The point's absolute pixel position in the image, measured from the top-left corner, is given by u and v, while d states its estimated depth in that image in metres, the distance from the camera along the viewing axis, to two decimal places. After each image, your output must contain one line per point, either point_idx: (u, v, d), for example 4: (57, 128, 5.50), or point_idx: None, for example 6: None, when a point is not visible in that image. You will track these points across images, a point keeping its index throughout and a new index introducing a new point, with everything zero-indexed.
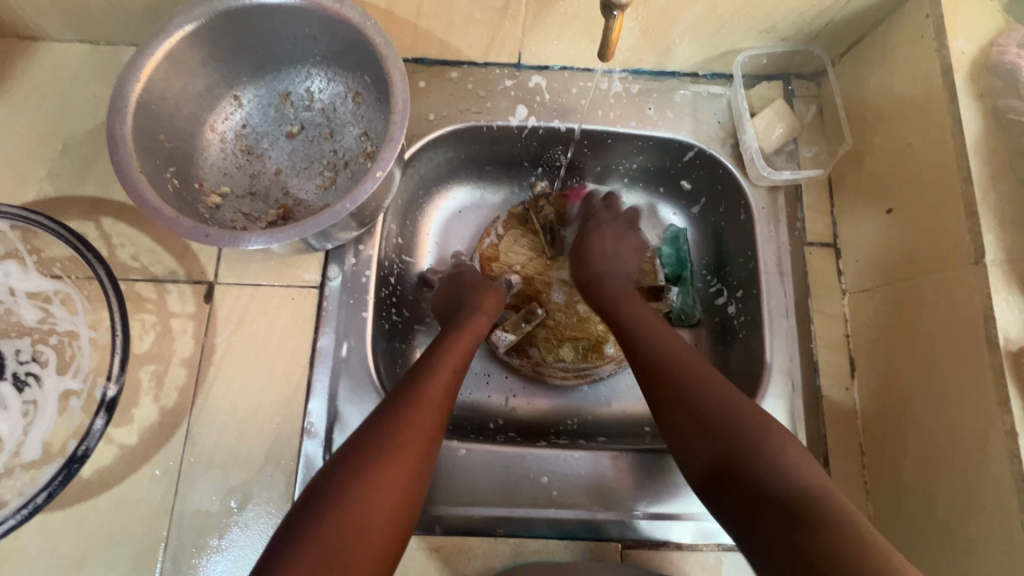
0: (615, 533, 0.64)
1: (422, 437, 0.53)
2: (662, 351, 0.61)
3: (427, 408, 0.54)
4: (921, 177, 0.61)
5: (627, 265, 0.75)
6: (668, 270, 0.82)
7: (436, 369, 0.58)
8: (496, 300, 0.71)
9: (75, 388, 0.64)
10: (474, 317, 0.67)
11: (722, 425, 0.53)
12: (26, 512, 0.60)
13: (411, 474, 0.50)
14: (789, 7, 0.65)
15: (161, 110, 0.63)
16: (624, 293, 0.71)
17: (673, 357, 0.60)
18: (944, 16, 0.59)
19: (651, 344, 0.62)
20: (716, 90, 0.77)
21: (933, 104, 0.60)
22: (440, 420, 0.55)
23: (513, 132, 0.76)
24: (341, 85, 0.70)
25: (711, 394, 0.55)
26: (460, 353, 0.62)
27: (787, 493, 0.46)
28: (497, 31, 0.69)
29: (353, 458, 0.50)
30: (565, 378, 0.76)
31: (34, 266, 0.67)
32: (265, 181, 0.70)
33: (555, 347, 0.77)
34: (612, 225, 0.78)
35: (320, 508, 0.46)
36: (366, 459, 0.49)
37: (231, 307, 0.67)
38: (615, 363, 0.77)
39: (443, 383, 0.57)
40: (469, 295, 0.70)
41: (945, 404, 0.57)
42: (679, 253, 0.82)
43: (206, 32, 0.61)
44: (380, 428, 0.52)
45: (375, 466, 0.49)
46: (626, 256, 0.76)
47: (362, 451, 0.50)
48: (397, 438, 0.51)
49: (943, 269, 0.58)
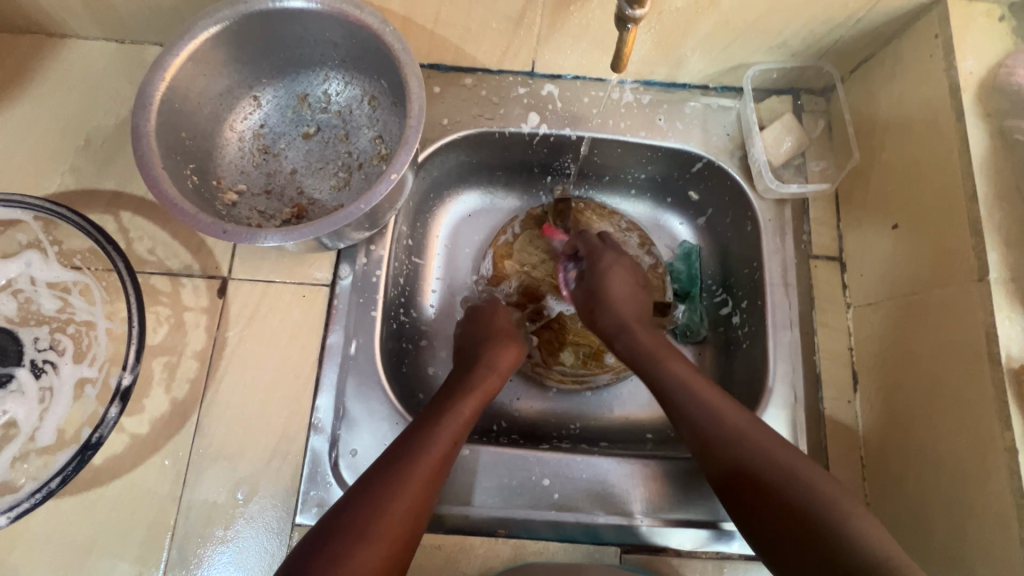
0: (613, 538, 0.64)
1: (408, 519, 0.51)
2: (700, 409, 0.58)
3: (416, 483, 0.53)
4: (926, 194, 0.62)
5: (642, 300, 0.72)
6: (679, 285, 0.83)
7: (434, 440, 0.56)
8: (513, 359, 0.69)
9: (91, 375, 0.65)
10: (486, 378, 0.65)
11: (778, 502, 0.51)
12: (40, 495, 0.61)
13: (394, 557, 0.49)
14: (800, 23, 0.66)
15: (183, 108, 0.64)
16: (654, 340, 0.67)
17: (711, 407, 0.58)
18: (953, 36, 0.60)
19: (691, 406, 0.59)
20: (726, 103, 0.78)
21: (941, 121, 0.60)
22: (428, 492, 0.54)
23: (525, 139, 0.78)
24: (359, 88, 0.72)
25: (765, 460, 0.53)
26: (464, 424, 0.60)
27: (866, 563, 0.46)
28: (512, 40, 0.70)
29: (334, 539, 0.48)
30: (563, 381, 0.78)
31: (55, 256, 0.68)
32: (281, 180, 0.72)
33: (556, 351, 0.78)
34: (621, 264, 0.73)
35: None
36: (349, 541, 0.48)
37: (244, 302, 0.68)
38: (614, 371, 0.78)
39: (437, 456, 0.56)
40: (486, 350, 0.69)
41: (946, 419, 0.57)
42: (691, 269, 0.83)
43: (230, 34, 0.63)
44: (365, 506, 0.50)
45: (355, 553, 0.47)
46: (638, 294, 0.72)
47: (345, 531, 0.48)
48: (381, 519, 0.50)
49: (947, 285, 0.58)
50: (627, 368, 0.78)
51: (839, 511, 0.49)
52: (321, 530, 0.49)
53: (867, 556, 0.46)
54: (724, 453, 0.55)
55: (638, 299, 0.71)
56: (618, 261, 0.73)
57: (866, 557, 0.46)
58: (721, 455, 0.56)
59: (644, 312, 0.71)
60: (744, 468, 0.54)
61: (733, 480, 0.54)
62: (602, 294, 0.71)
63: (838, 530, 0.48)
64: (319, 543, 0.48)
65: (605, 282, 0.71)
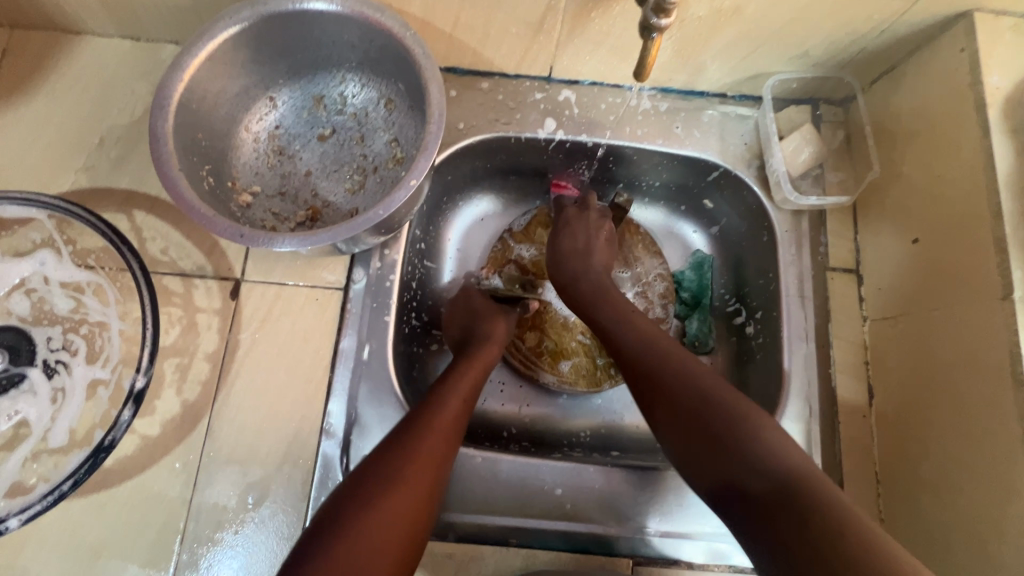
0: (627, 549, 0.64)
1: (431, 473, 0.53)
2: (634, 341, 0.61)
3: (437, 441, 0.55)
4: (948, 209, 0.61)
5: (602, 255, 0.72)
6: (687, 294, 0.82)
7: (448, 402, 0.59)
8: (505, 329, 0.72)
9: (103, 377, 0.65)
10: (485, 348, 0.68)
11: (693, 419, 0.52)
12: (53, 497, 0.61)
13: (418, 507, 0.50)
14: (824, 33, 0.65)
15: (200, 109, 0.64)
16: (596, 288, 0.68)
17: (645, 337, 0.61)
18: (980, 50, 0.59)
19: (625, 336, 0.62)
20: (744, 112, 0.78)
21: (966, 136, 0.60)
22: (449, 451, 0.56)
23: (540, 144, 0.77)
24: (375, 91, 0.71)
25: (686, 381, 0.55)
26: (469, 387, 0.62)
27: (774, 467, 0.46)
28: (531, 45, 0.70)
29: (361, 489, 0.49)
30: (513, 355, 0.78)
31: (69, 256, 0.68)
32: (296, 182, 0.72)
33: (526, 328, 0.79)
34: (583, 220, 0.74)
35: (325, 540, 0.45)
36: (376, 489, 0.49)
37: (256, 305, 0.68)
38: (561, 377, 0.77)
39: (451, 417, 0.58)
40: (478, 325, 0.71)
41: (966, 437, 0.57)
42: (702, 279, 0.82)
43: (249, 35, 0.63)
44: (391, 460, 0.52)
45: (383, 500, 0.49)
46: (599, 250, 0.72)
47: (371, 482, 0.50)
48: (407, 470, 0.51)
49: (968, 302, 0.58)
50: (572, 382, 0.77)
51: (749, 420, 0.50)
52: (348, 484, 0.51)
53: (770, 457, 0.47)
54: (648, 374, 0.57)
55: (595, 252, 0.71)
56: (580, 217, 0.74)
57: (768, 460, 0.47)
58: (647, 380, 0.57)
59: (599, 267, 0.70)
60: (667, 388, 0.55)
61: (654, 408, 0.56)
62: (555, 252, 0.73)
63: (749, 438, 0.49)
64: (346, 495, 0.49)
65: (558, 240, 0.73)
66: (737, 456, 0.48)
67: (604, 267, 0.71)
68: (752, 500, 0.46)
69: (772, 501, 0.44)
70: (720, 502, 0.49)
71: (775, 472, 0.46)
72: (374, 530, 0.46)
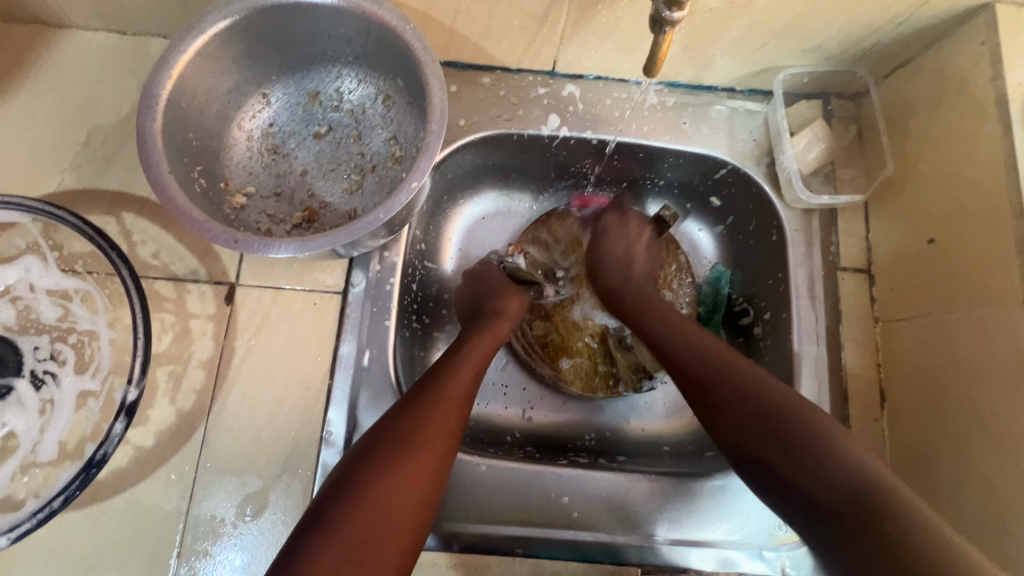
0: (635, 558, 0.63)
1: (448, 433, 0.52)
2: (681, 342, 0.60)
3: (449, 405, 0.54)
4: (967, 208, 0.60)
5: (641, 264, 0.74)
6: (702, 308, 0.80)
7: (459, 370, 0.58)
8: (518, 303, 0.71)
9: (93, 388, 0.62)
10: (496, 321, 0.66)
11: (757, 434, 0.50)
12: (43, 514, 0.59)
13: (434, 468, 0.50)
14: (838, 25, 0.63)
15: (191, 107, 0.61)
16: (641, 297, 0.69)
17: (691, 334, 0.60)
18: (1001, 43, 0.57)
19: (677, 343, 0.60)
20: (753, 107, 0.76)
21: (986, 134, 0.58)
22: (461, 416, 0.55)
23: (543, 141, 0.75)
24: (372, 86, 0.69)
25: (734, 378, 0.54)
26: (483, 353, 0.62)
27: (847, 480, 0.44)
28: (534, 38, 0.67)
29: (376, 452, 0.49)
30: (517, 339, 0.77)
31: (55, 262, 0.65)
32: (291, 182, 0.69)
33: (539, 320, 0.78)
34: (624, 227, 0.76)
35: (340, 501, 0.45)
36: (390, 452, 0.48)
37: (252, 311, 0.66)
38: (558, 373, 0.76)
39: (465, 384, 0.57)
40: (491, 298, 0.70)
41: (983, 442, 0.56)
42: (718, 296, 0.80)
43: (240, 29, 0.60)
44: (403, 422, 0.51)
45: (401, 458, 0.48)
46: (639, 255, 0.75)
47: (386, 444, 0.49)
48: (420, 431, 0.51)
49: (986, 304, 0.56)
50: (569, 381, 0.76)
51: (816, 432, 0.48)
52: (364, 443, 0.50)
53: (839, 468, 0.45)
54: (702, 369, 0.56)
55: (635, 260, 0.74)
56: (621, 225, 0.77)
57: (839, 473, 0.45)
58: (702, 371, 0.56)
59: (640, 272, 0.73)
60: (722, 388, 0.54)
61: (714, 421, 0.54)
62: (597, 260, 0.75)
63: (822, 454, 0.46)
64: (362, 456, 0.49)
65: (599, 247, 0.76)
66: (806, 465, 0.46)
67: (645, 272, 0.73)
68: (836, 515, 0.43)
69: (860, 519, 0.42)
70: (793, 512, 0.47)
71: (852, 491, 0.43)
72: (385, 497, 0.45)
